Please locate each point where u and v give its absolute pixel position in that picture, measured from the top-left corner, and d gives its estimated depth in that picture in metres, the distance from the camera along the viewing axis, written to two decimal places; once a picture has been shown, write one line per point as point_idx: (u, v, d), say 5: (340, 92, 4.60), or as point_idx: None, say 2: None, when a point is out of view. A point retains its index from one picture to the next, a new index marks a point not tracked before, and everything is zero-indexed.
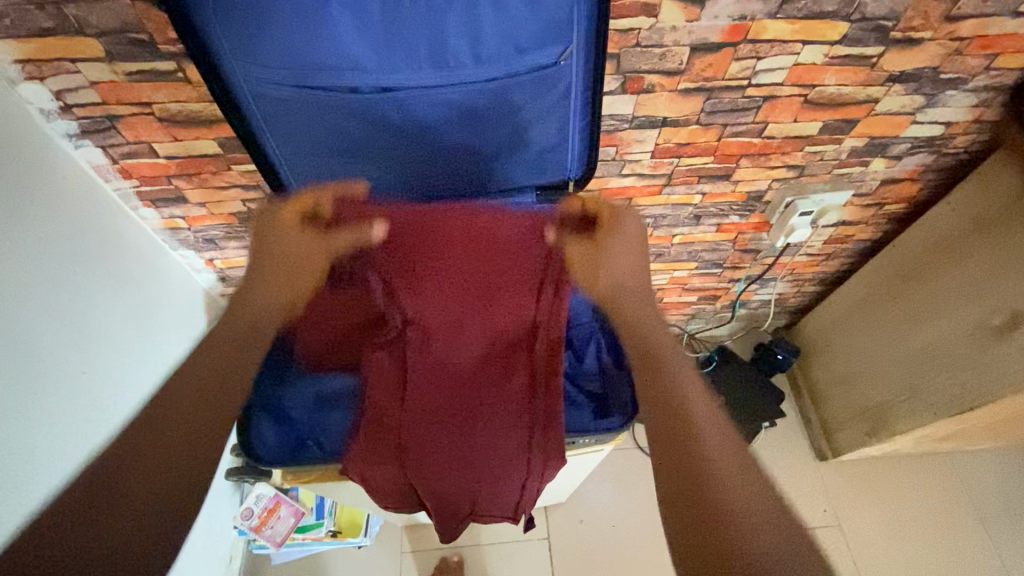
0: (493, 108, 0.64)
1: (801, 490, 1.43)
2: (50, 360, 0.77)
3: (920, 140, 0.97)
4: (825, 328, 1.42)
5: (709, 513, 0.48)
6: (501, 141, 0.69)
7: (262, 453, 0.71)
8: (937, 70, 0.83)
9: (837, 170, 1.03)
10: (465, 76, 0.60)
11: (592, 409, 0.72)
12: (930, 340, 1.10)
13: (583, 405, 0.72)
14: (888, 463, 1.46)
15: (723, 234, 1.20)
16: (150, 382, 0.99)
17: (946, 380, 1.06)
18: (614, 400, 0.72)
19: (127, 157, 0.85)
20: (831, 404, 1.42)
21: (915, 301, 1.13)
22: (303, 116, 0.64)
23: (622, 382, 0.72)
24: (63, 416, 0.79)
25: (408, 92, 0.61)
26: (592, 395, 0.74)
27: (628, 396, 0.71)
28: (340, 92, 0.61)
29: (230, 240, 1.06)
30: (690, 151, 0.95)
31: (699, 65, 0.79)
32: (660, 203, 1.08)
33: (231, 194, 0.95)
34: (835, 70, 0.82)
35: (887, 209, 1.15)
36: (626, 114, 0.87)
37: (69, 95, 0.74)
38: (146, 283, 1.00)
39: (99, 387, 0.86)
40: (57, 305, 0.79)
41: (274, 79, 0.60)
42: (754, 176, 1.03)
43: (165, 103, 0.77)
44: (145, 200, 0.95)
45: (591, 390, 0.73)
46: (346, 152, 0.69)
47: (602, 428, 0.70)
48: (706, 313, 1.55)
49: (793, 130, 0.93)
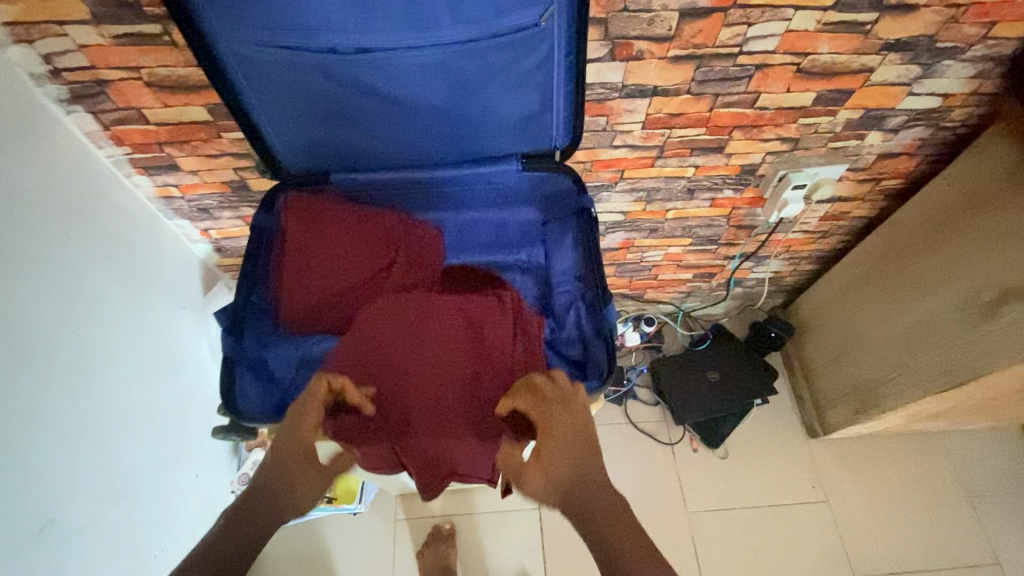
0: (474, 70, 0.64)
1: (792, 468, 1.44)
2: (43, 323, 0.79)
3: (916, 113, 0.96)
4: (819, 307, 1.43)
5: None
6: (484, 105, 0.69)
7: (246, 411, 0.72)
8: (934, 38, 0.82)
9: (832, 144, 1.02)
10: (445, 38, 0.60)
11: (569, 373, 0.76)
12: (922, 317, 1.09)
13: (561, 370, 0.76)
14: (879, 443, 1.46)
15: (718, 209, 1.19)
16: (146, 349, 1.01)
17: (936, 357, 1.06)
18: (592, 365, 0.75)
19: (118, 123, 0.86)
20: (823, 382, 1.42)
21: (909, 278, 1.13)
22: (285, 79, 0.64)
23: (599, 346, 0.75)
24: (58, 378, 0.81)
25: (388, 54, 0.61)
26: (570, 360, 0.77)
27: (604, 360, 0.74)
28: (320, 54, 0.61)
29: (224, 209, 1.07)
30: (682, 122, 0.95)
31: (689, 31, 0.78)
32: (652, 175, 1.08)
33: (222, 162, 0.95)
34: (828, 37, 0.80)
35: (883, 185, 1.14)
36: (616, 82, 0.86)
37: (58, 59, 0.75)
38: (142, 252, 1.02)
39: (94, 351, 0.88)
40: (49, 269, 0.81)
41: (255, 40, 0.60)
42: (748, 149, 1.02)
43: (152, 67, 0.77)
44: (138, 167, 0.96)
45: (569, 356, 0.77)
46: (330, 116, 0.69)
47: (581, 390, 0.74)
48: (701, 291, 1.55)
49: (786, 101, 0.92)
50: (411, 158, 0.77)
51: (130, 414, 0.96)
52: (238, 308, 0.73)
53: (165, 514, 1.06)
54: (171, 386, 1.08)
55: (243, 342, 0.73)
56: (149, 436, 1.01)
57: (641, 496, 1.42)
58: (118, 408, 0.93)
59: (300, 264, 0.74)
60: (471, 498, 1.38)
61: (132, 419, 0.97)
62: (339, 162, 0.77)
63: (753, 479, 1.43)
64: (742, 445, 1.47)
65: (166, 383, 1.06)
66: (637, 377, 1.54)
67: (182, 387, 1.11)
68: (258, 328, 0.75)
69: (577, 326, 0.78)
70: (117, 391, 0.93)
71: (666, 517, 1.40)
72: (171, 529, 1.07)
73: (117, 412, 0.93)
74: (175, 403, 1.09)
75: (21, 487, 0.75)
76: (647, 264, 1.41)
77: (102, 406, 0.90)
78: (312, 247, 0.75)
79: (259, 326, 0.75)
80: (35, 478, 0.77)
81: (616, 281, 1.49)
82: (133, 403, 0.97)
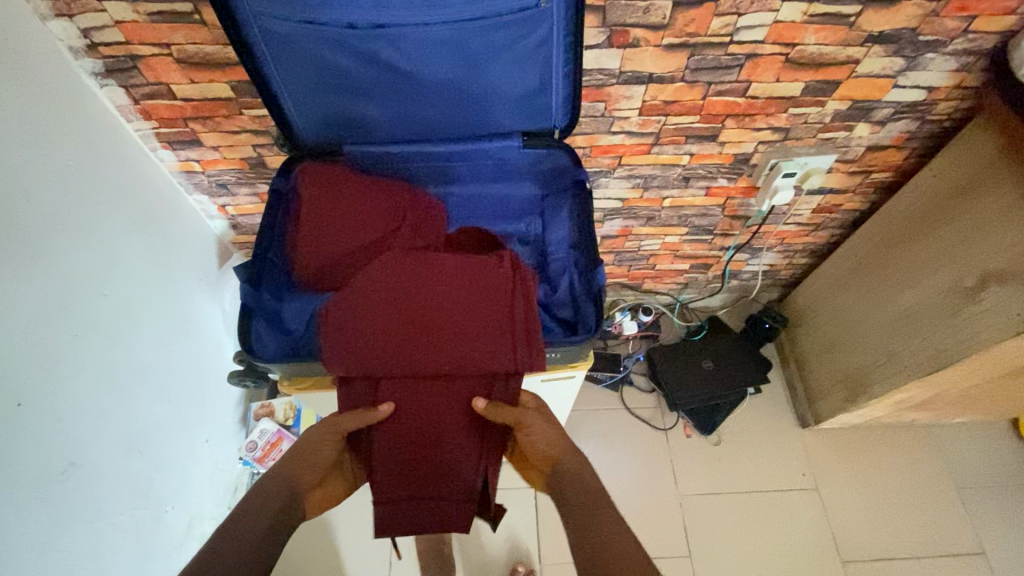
0: (479, 46, 0.69)
1: (783, 455, 1.48)
2: (77, 279, 0.86)
3: (903, 106, 1.01)
4: (812, 299, 1.47)
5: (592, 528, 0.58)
6: (488, 80, 0.74)
7: (262, 354, 0.78)
8: (915, 32, 0.87)
9: (822, 134, 1.07)
10: (452, 15, 0.65)
11: (561, 331, 0.81)
12: (908, 305, 1.13)
13: (554, 328, 0.81)
14: (870, 433, 1.50)
15: (713, 198, 1.24)
16: (165, 312, 1.07)
17: (922, 342, 1.10)
18: (583, 323, 0.80)
19: (147, 98, 0.92)
20: (816, 371, 1.45)
21: (897, 267, 1.17)
22: (304, 52, 0.70)
23: (590, 307, 0.81)
24: (85, 331, 0.87)
25: (399, 29, 0.67)
26: (562, 321, 0.82)
27: (593, 319, 0.80)
28: (338, 28, 0.66)
29: (242, 185, 1.13)
30: (677, 110, 1.00)
31: (682, 20, 0.83)
32: (649, 162, 1.13)
33: (242, 139, 1.01)
34: (815, 29, 0.85)
35: (873, 177, 1.19)
36: (614, 69, 0.91)
37: (95, 34, 0.81)
38: (164, 223, 1.08)
39: (117, 312, 0.94)
40: (83, 226, 0.87)
41: (280, 14, 0.65)
42: (740, 138, 1.07)
43: (182, 44, 0.83)
44: (163, 142, 1.02)
45: (562, 316, 0.82)
46: (346, 89, 0.75)
47: (571, 344, 0.79)
48: (698, 282, 1.59)
49: (776, 91, 0.96)
50: (419, 131, 0.82)
51: (148, 372, 1.02)
52: (257, 262, 0.81)
53: (176, 473, 1.11)
54: (187, 352, 1.14)
55: (261, 293, 0.79)
56: (164, 395, 1.07)
57: (635, 481, 1.46)
58: (137, 364, 0.99)
59: (312, 224, 0.79)
60: None
61: (150, 377, 1.03)
62: (352, 135, 0.83)
63: (745, 464, 1.47)
64: (735, 433, 1.51)
65: (181, 348, 1.12)
66: (633, 364, 1.57)
67: (195, 354, 1.17)
68: (273, 283, 0.81)
69: (569, 289, 0.84)
70: (136, 351, 0.99)
71: (659, 499, 1.43)
72: (181, 488, 1.13)
73: (136, 369, 0.99)
74: (188, 368, 1.15)
75: (49, 429, 0.81)
76: (645, 253, 1.45)
77: (125, 360, 0.96)
78: (324, 208, 0.80)
79: (274, 280, 0.81)
80: (62, 422, 0.83)
81: (614, 270, 1.53)
82: (151, 362, 1.03)
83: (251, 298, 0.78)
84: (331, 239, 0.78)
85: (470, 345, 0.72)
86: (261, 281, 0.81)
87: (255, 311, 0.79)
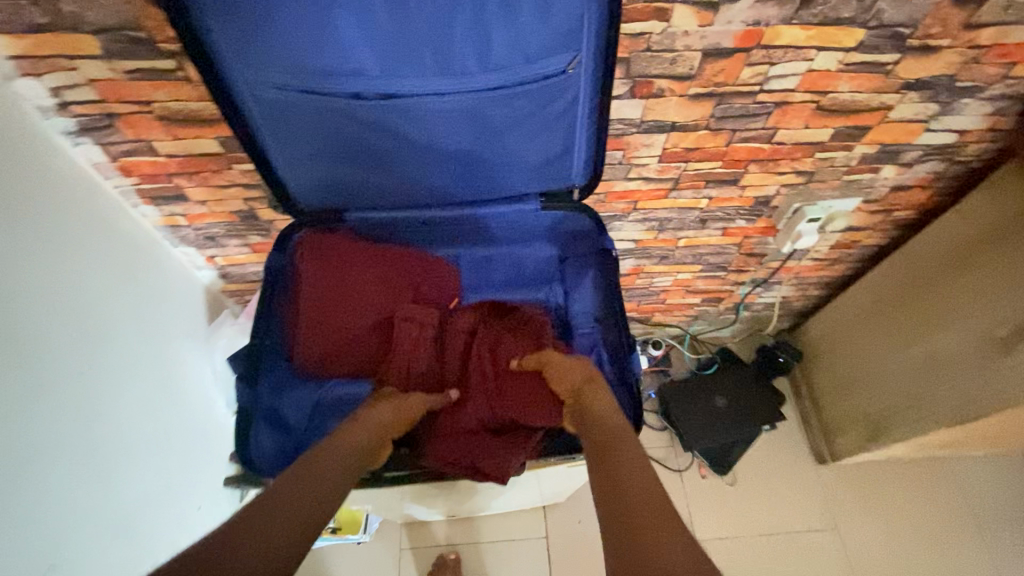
0: (497, 115, 0.64)
1: (799, 494, 1.43)
2: (55, 356, 0.79)
3: (932, 148, 0.96)
4: (826, 333, 1.43)
5: (619, 483, 0.49)
6: (505, 146, 0.69)
7: (261, 462, 0.71)
8: (953, 78, 0.81)
9: (847, 177, 1.02)
10: (471, 84, 0.60)
11: None
12: (935, 348, 1.09)
13: None
14: (886, 468, 1.46)
15: (729, 238, 1.18)
16: (149, 377, 0.99)
17: (951, 388, 1.05)
18: None
19: (126, 155, 0.84)
20: (832, 408, 1.41)
21: (922, 309, 1.12)
22: (304, 122, 0.64)
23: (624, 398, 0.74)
24: (62, 413, 0.80)
25: (410, 98, 0.61)
26: None
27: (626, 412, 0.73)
28: (345, 98, 0.61)
29: (231, 237, 1.05)
30: (698, 156, 0.94)
31: (710, 70, 0.77)
32: (666, 206, 1.07)
33: (232, 193, 0.94)
34: (849, 77, 0.80)
35: (895, 215, 1.14)
36: (634, 118, 0.85)
37: (67, 93, 0.73)
38: (144, 280, 0.99)
39: (96, 390, 0.87)
40: (57, 303, 0.79)
41: (279, 84, 0.59)
42: (763, 182, 1.01)
43: (165, 101, 0.75)
44: (145, 198, 0.94)
45: None
46: (350, 157, 0.68)
47: None
48: (709, 314, 1.54)
49: (803, 136, 0.91)
50: (430, 198, 0.76)
51: (135, 445, 0.94)
52: (254, 355, 0.73)
53: (167, 548, 1.03)
54: (174, 417, 1.06)
55: (257, 391, 0.73)
56: (151, 467, 0.99)
57: None
58: (123, 438, 0.92)
59: (322, 300, 0.74)
60: (480, 527, 1.36)
61: (135, 453, 0.95)
62: (356, 202, 0.76)
63: (760, 505, 1.42)
64: (749, 472, 1.46)
65: (167, 413, 1.04)
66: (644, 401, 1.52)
67: (185, 416, 1.09)
68: (272, 374, 0.75)
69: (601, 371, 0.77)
70: (119, 424, 0.91)
71: None
72: None
73: (120, 446, 0.91)
74: (176, 433, 1.06)
75: (26, 530, 0.73)
76: (656, 289, 1.40)
77: (108, 438, 0.88)
78: (331, 279, 0.74)
79: (272, 371, 0.75)
80: (41, 519, 0.76)
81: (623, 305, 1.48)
82: (137, 433, 0.95)
83: (255, 404, 0.72)
84: (345, 321, 0.75)
85: (508, 400, 0.70)
86: (262, 383, 0.74)
87: (256, 411, 0.73)
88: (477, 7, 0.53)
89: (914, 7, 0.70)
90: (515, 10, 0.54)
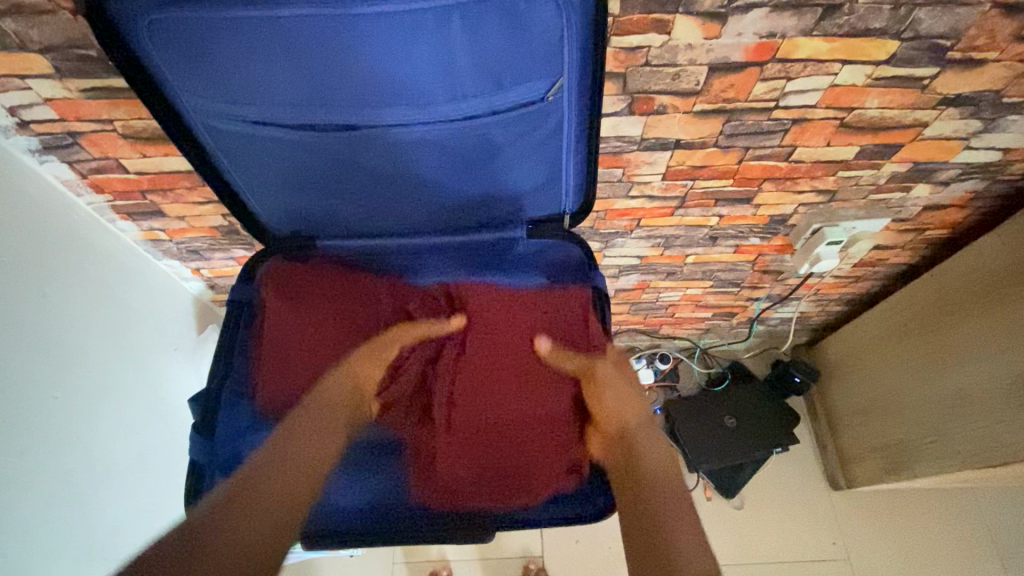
0: (474, 146, 0.59)
1: (809, 521, 1.36)
2: (32, 390, 0.76)
3: (972, 167, 0.85)
4: (847, 352, 1.34)
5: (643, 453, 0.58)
6: (481, 177, 0.63)
7: None
8: (1001, 93, 0.71)
9: (874, 196, 0.93)
10: (438, 117, 0.55)
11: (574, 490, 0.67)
12: (964, 383, 0.99)
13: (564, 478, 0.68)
14: (905, 497, 1.37)
15: (742, 255, 1.10)
16: (130, 395, 0.96)
17: (977, 428, 0.96)
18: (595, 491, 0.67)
19: (95, 173, 0.80)
20: (848, 431, 1.33)
21: (951, 339, 1.03)
22: (262, 151, 0.59)
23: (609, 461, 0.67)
24: (43, 448, 0.78)
25: (372, 131, 0.56)
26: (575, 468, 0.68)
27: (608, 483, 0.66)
28: (301, 129, 0.56)
29: (215, 251, 1.02)
30: (706, 174, 0.86)
31: (718, 86, 0.69)
32: (672, 223, 0.99)
33: (209, 208, 0.89)
34: (878, 92, 0.71)
35: (927, 234, 1.04)
36: (634, 135, 0.77)
37: (24, 112, 0.69)
38: (127, 296, 0.96)
39: (71, 413, 0.83)
40: (35, 330, 0.77)
41: (230, 113, 0.55)
42: (779, 201, 0.93)
43: (127, 120, 0.71)
44: (122, 214, 0.90)
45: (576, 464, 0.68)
46: (316, 188, 0.64)
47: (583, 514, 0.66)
48: (721, 328, 1.46)
49: (825, 154, 0.82)
50: (409, 224, 0.72)
51: (118, 465, 0.92)
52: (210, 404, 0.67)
53: None
54: (160, 434, 1.04)
55: (214, 443, 0.66)
56: (136, 489, 0.97)
57: None
58: (103, 462, 0.89)
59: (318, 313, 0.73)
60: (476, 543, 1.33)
61: (119, 476, 0.92)
62: (328, 229, 0.72)
63: (769, 533, 1.36)
64: (758, 495, 1.39)
65: (152, 429, 1.01)
66: None
67: (170, 432, 1.06)
68: (230, 420, 0.68)
69: None
70: (103, 446, 0.89)
71: None
72: None
73: (101, 472, 0.88)
74: (163, 452, 1.04)
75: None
76: (664, 304, 1.33)
77: (87, 464, 0.85)
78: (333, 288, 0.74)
79: (231, 418, 0.68)
80: (24, 554, 0.74)
81: (629, 318, 1.41)
82: (120, 454, 0.93)
83: (210, 463, 0.66)
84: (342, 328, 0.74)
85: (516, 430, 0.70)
86: (217, 436, 0.67)
87: (209, 466, 0.66)
88: (436, 30, 0.47)
89: (956, 16, 0.60)
90: (480, 33, 0.48)
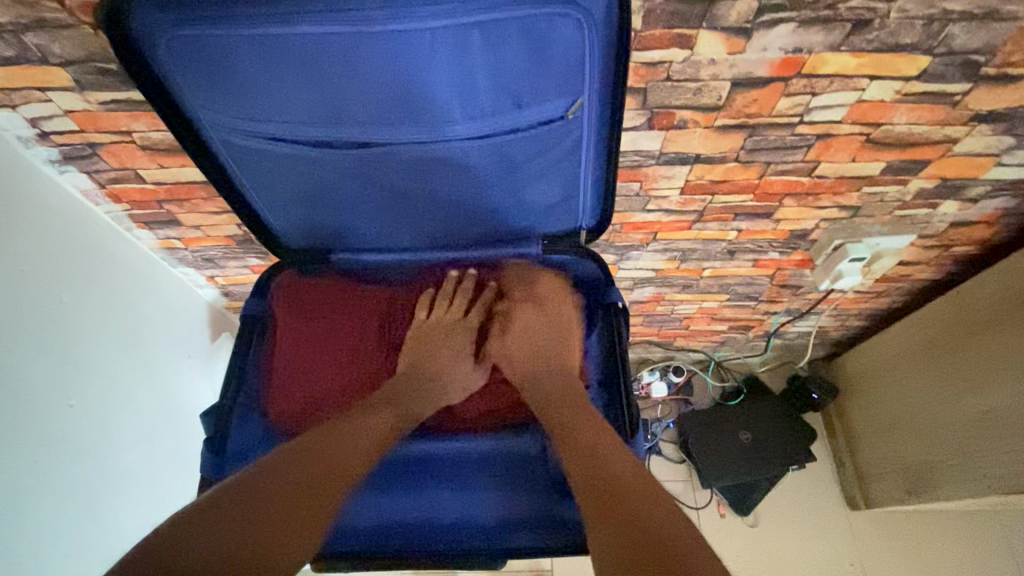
0: (492, 165, 0.58)
1: (825, 541, 1.33)
2: (45, 398, 0.75)
3: (1003, 184, 0.83)
4: (868, 367, 1.30)
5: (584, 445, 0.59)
6: (495, 192, 0.63)
7: None
8: None
9: (899, 212, 0.90)
10: (455, 133, 0.54)
11: None
12: (992, 406, 0.96)
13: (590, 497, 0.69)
14: (927, 519, 1.33)
15: (761, 269, 1.08)
16: (143, 403, 0.96)
17: (1004, 454, 0.93)
18: None
19: (113, 183, 0.81)
20: (867, 450, 1.30)
21: (977, 359, 0.99)
22: (279, 166, 0.59)
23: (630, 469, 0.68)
24: (58, 456, 0.77)
25: (386, 146, 0.56)
26: None
27: None
28: (315, 145, 0.56)
29: (229, 259, 1.02)
30: (726, 189, 0.84)
31: (741, 101, 0.67)
32: (690, 237, 0.98)
33: (224, 218, 0.90)
34: (908, 108, 0.69)
35: (953, 251, 1.01)
36: (653, 150, 0.76)
37: (45, 123, 0.69)
38: (144, 302, 0.97)
39: (86, 423, 0.83)
40: (50, 338, 0.77)
41: (246, 129, 0.55)
42: (800, 216, 0.91)
43: (145, 131, 0.71)
44: (138, 222, 0.91)
45: None
46: (329, 201, 0.64)
47: None
48: (736, 341, 1.43)
49: (849, 170, 0.80)
50: (423, 238, 0.71)
51: (130, 472, 0.92)
52: (218, 422, 0.68)
53: None
54: (173, 441, 1.04)
55: (225, 459, 0.67)
56: (147, 498, 0.96)
57: None
58: (114, 470, 0.88)
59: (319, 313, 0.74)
60: None
61: (132, 483, 0.92)
62: (340, 242, 0.72)
63: (784, 552, 1.33)
64: (773, 512, 1.36)
65: (163, 437, 1.01)
66: (662, 431, 1.43)
67: (183, 440, 1.06)
68: (240, 438, 0.69)
69: None
70: (117, 453, 0.89)
71: None
72: None
73: (114, 481, 0.88)
74: (175, 459, 1.04)
75: None
76: (678, 316, 1.31)
77: (100, 474, 0.85)
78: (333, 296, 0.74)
79: (241, 434, 0.69)
80: (37, 566, 0.74)
81: (643, 330, 1.39)
82: (132, 462, 0.92)
83: (222, 478, 0.67)
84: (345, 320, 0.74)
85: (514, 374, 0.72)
86: (229, 451, 0.68)
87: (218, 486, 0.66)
88: (457, 47, 0.46)
89: (993, 32, 0.58)
90: (499, 49, 0.47)
